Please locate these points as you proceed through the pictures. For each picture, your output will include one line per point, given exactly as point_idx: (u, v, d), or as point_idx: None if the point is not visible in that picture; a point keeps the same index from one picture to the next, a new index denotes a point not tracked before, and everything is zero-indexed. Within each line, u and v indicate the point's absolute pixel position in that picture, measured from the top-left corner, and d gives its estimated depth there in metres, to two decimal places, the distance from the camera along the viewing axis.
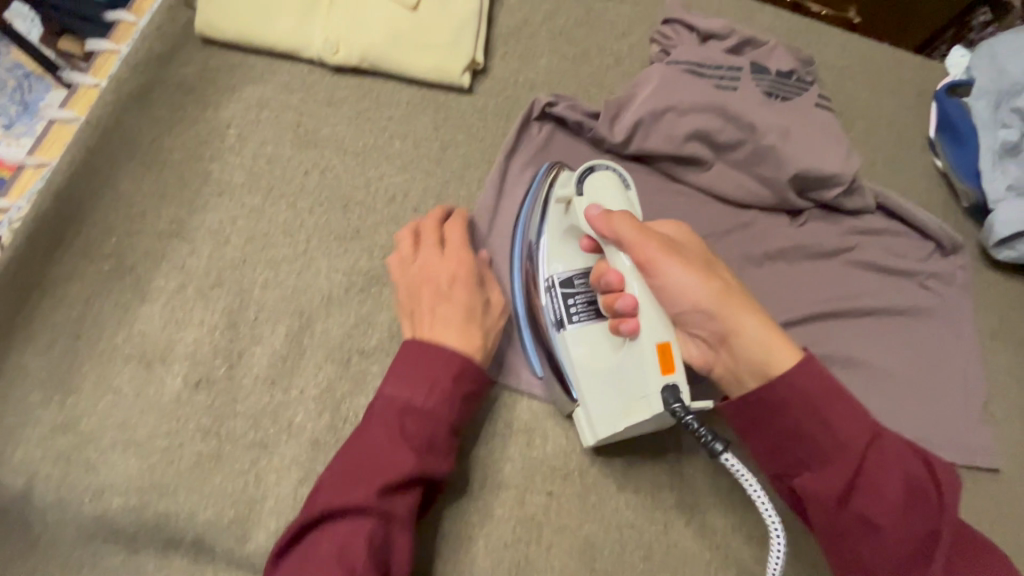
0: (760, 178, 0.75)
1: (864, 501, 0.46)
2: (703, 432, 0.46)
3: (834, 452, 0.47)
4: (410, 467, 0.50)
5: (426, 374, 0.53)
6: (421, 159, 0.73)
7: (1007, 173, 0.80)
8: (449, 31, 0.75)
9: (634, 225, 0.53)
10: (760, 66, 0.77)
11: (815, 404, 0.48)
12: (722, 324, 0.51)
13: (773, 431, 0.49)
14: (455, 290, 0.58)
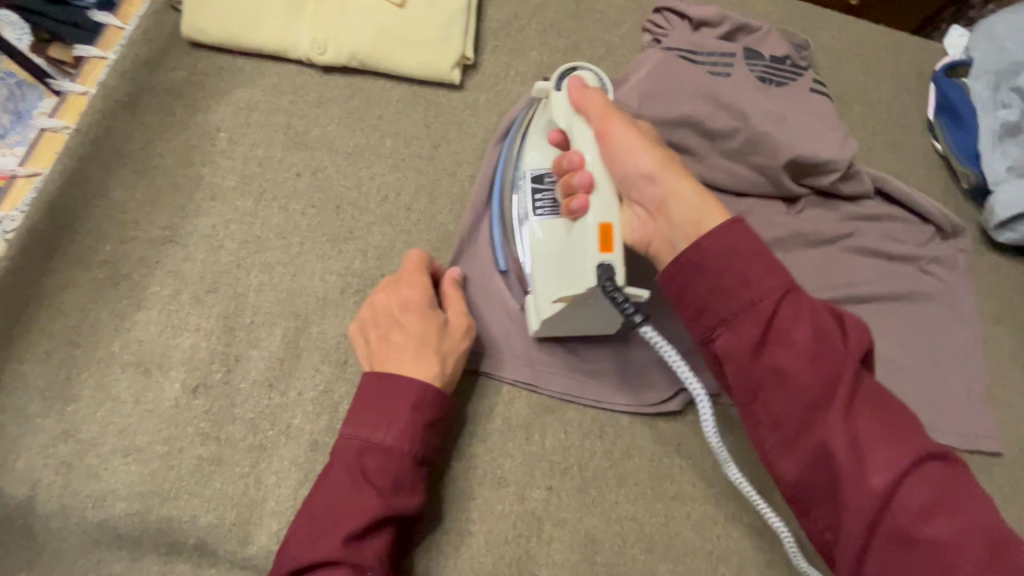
0: (755, 166, 0.74)
1: (775, 354, 0.45)
2: (626, 306, 0.47)
3: (749, 305, 0.46)
4: (374, 509, 0.49)
5: (383, 413, 0.52)
6: (413, 157, 0.73)
7: (1006, 154, 0.80)
8: (437, 27, 0.75)
9: (603, 103, 0.56)
10: (753, 52, 0.76)
11: (732, 260, 0.47)
12: (658, 192, 0.53)
13: (695, 291, 0.48)
14: (408, 318, 0.58)
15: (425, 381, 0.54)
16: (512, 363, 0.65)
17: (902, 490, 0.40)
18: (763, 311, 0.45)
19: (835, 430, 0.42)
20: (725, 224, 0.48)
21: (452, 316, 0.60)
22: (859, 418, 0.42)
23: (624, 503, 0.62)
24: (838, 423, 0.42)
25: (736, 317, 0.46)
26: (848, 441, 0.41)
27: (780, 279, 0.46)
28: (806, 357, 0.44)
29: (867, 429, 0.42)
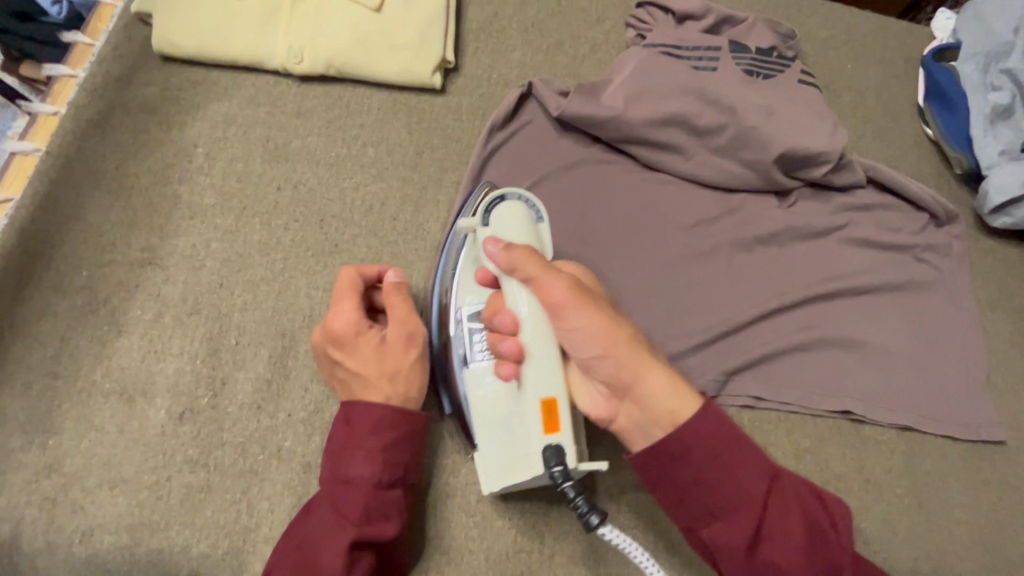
0: (744, 162, 0.73)
1: (772, 545, 0.44)
2: (579, 505, 0.44)
3: (738, 496, 0.45)
4: (346, 544, 0.47)
5: (346, 443, 0.51)
6: (396, 166, 0.71)
7: (998, 138, 0.79)
8: (416, 30, 0.73)
9: (540, 267, 0.48)
10: (739, 44, 0.75)
11: (721, 453, 0.45)
12: (619, 372, 0.47)
13: (681, 485, 0.46)
14: (342, 358, 0.55)
15: (375, 412, 0.52)
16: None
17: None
18: (755, 506, 0.44)
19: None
20: (704, 416, 0.45)
21: (391, 331, 0.55)
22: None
23: (626, 510, 0.61)
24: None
25: (729, 510, 0.45)
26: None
27: (764, 466, 0.45)
28: (802, 552, 0.44)
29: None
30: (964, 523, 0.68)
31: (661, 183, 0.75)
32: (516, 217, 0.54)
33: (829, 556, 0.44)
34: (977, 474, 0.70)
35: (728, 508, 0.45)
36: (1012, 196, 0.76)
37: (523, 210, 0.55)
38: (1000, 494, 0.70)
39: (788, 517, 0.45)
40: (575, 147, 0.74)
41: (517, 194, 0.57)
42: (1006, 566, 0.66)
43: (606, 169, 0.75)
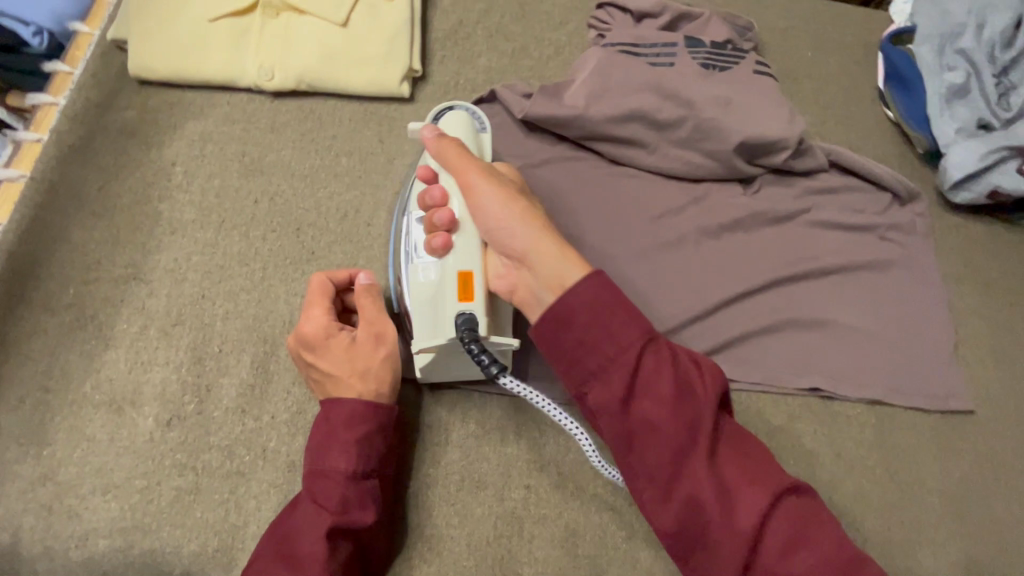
0: (706, 152, 0.75)
1: (644, 402, 0.49)
2: (482, 359, 0.49)
3: (615, 354, 0.49)
4: (324, 532, 0.50)
5: (323, 437, 0.53)
6: (369, 173, 0.74)
7: (955, 117, 0.81)
8: (381, 42, 0.76)
9: (457, 147, 0.56)
10: (694, 39, 0.77)
11: (601, 316, 0.50)
12: (507, 231, 0.53)
13: (567, 347, 0.50)
14: (314, 361, 0.57)
15: (348, 408, 0.54)
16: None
17: (766, 525, 0.46)
18: (630, 364, 0.49)
19: (703, 487, 0.47)
20: (586, 279, 0.50)
21: (361, 332, 0.59)
22: (719, 464, 0.48)
23: (602, 493, 0.63)
24: (705, 473, 0.47)
25: (607, 371, 0.49)
26: (715, 492, 0.47)
27: (641, 329, 0.50)
28: (670, 406, 0.49)
29: (728, 472, 0.48)
30: (936, 491, 0.70)
31: (627, 177, 0.77)
32: (459, 122, 0.63)
33: (694, 413, 0.49)
34: (947, 443, 0.72)
35: (607, 367, 0.50)
36: (970, 171, 0.78)
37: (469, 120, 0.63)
38: (971, 461, 0.71)
39: (661, 377, 0.49)
40: (541, 146, 0.77)
41: (465, 107, 0.64)
42: (977, 531, 0.68)
43: (573, 165, 0.77)
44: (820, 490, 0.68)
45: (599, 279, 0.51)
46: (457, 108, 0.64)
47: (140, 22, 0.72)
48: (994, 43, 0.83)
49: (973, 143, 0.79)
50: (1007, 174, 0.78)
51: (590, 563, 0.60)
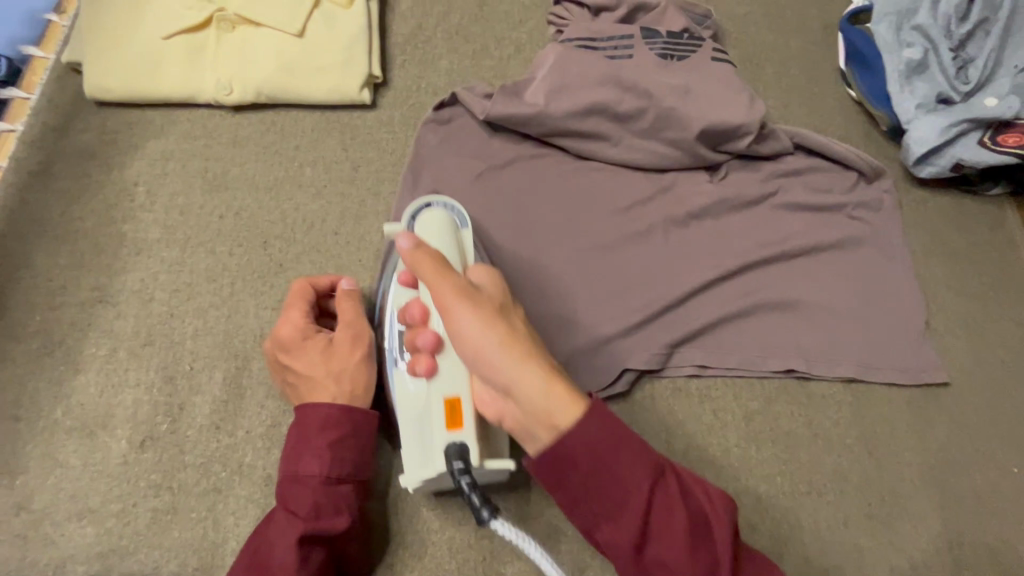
0: (669, 141, 0.76)
1: (657, 542, 0.45)
2: (472, 498, 0.47)
3: (621, 496, 0.46)
4: (298, 538, 0.50)
5: (295, 444, 0.54)
6: (334, 182, 0.74)
7: (915, 93, 0.82)
8: (339, 51, 0.76)
9: (434, 263, 0.50)
10: (650, 30, 0.78)
11: (605, 459, 0.46)
12: (493, 357, 0.47)
13: (573, 488, 0.47)
14: (289, 363, 0.58)
15: (324, 411, 0.55)
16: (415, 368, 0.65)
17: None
18: (640, 507, 0.45)
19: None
20: (583, 418, 0.46)
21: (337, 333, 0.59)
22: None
23: None
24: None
25: (615, 515, 0.46)
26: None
27: (648, 465, 0.46)
28: (685, 547, 0.45)
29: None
30: (914, 465, 0.70)
31: (592, 171, 0.77)
32: (439, 220, 0.60)
33: (709, 549, 0.45)
34: (923, 417, 0.73)
35: (615, 509, 0.46)
36: (932, 145, 0.79)
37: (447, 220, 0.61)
38: (947, 433, 0.72)
39: (672, 516, 0.45)
40: (506, 145, 0.77)
41: (441, 203, 0.63)
42: (957, 501, 0.69)
43: (539, 163, 0.77)
44: (799, 471, 0.69)
45: (600, 417, 0.46)
46: (434, 205, 0.63)
47: (94, 44, 0.72)
48: (949, 18, 0.84)
49: (932, 117, 0.80)
50: (968, 146, 0.79)
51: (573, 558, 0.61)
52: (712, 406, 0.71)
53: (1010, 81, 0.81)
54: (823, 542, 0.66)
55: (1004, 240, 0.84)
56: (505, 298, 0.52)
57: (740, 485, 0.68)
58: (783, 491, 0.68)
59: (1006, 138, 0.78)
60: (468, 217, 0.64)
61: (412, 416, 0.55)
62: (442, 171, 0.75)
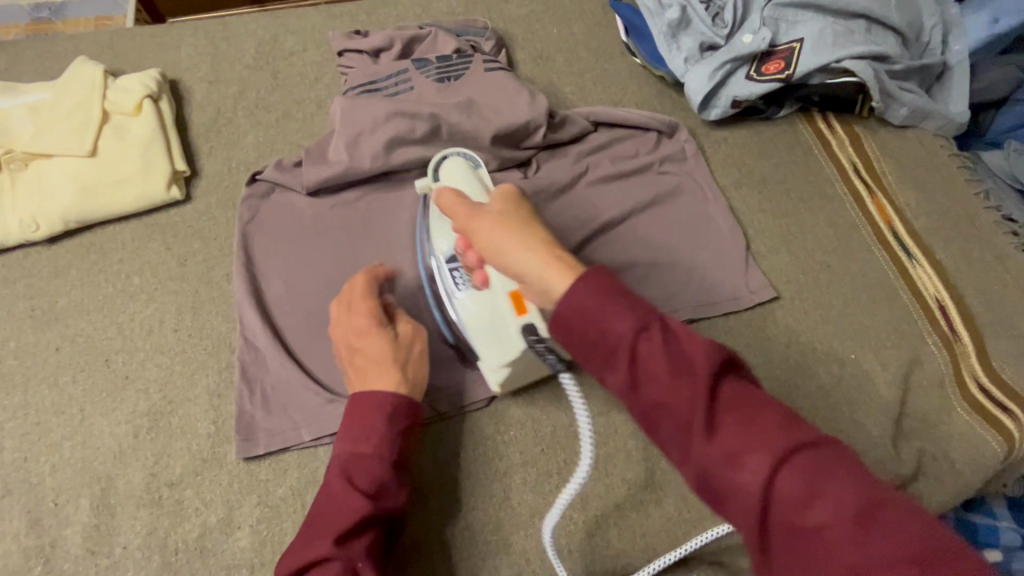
0: (469, 154, 0.81)
1: (649, 385, 0.45)
2: (551, 359, 0.62)
3: (607, 344, 0.46)
4: (363, 511, 0.56)
5: (364, 428, 0.59)
6: (165, 283, 0.76)
7: (682, 48, 0.89)
8: (136, 157, 0.78)
9: (446, 196, 0.60)
10: (421, 60, 0.83)
11: (589, 308, 0.47)
12: (502, 247, 0.53)
13: (571, 338, 0.48)
14: (364, 344, 0.64)
15: (390, 396, 0.60)
16: (283, 433, 0.68)
17: (779, 489, 0.40)
18: (626, 353, 0.45)
19: (708, 462, 0.42)
20: (572, 281, 0.48)
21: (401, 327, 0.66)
22: (721, 437, 0.42)
23: (462, 498, 0.67)
24: (709, 448, 0.42)
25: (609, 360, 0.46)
26: (721, 471, 0.42)
27: (631, 308, 0.46)
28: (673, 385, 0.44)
29: (731, 441, 0.42)
30: (764, 380, 0.76)
31: (411, 201, 0.81)
32: (462, 165, 0.70)
33: (698, 386, 0.44)
34: (763, 335, 0.79)
35: (608, 354, 0.46)
36: (706, 92, 0.87)
37: (463, 160, 0.71)
38: (787, 342, 0.78)
39: (661, 359, 0.45)
40: (323, 201, 0.81)
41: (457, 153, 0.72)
42: (807, 401, 0.75)
43: (361, 207, 0.81)
44: None
45: (585, 274, 0.48)
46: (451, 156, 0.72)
47: None
48: None
49: (700, 67, 0.87)
50: (739, 83, 0.87)
51: (465, 566, 0.64)
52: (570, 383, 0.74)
53: (759, 17, 0.89)
54: None
55: (803, 153, 0.91)
56: (514, 202, 0.57)
57: (611, 448, 0.71)
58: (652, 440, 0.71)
59: (768, 67, 0.86)
60: (480, 159, 0.72)
61: (483, 316, 0.65)
62: (271, 244, 0.78)
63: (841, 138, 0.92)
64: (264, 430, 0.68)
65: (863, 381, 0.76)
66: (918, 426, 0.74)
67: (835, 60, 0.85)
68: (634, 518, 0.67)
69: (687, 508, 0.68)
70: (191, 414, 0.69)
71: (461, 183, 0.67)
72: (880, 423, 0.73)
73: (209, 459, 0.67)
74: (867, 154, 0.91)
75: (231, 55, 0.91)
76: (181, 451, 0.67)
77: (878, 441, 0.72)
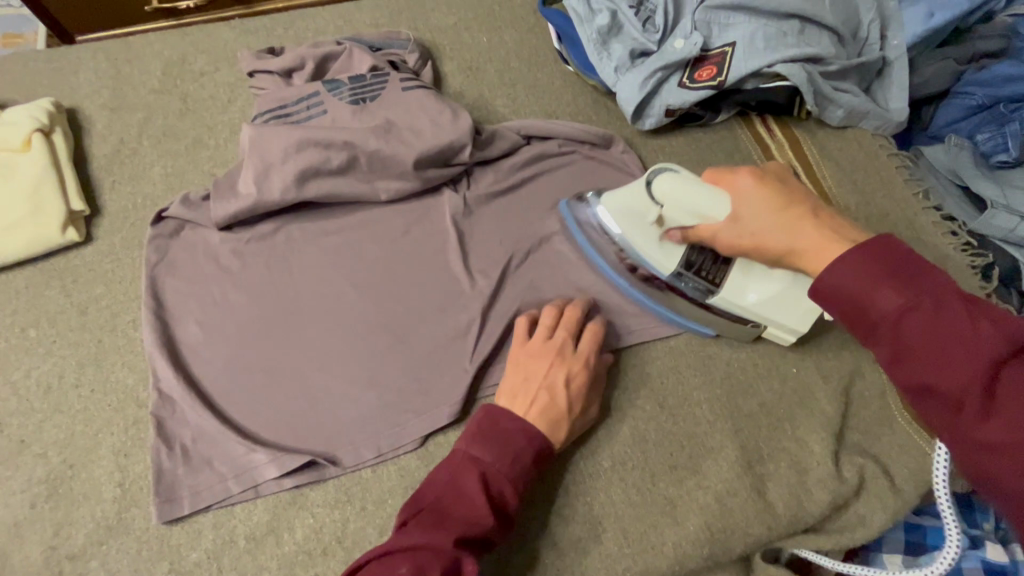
0: (391, 180, 0.77)
1: (914, 363, 0.44)
2: None
3: (872, 321, 0.47)
4: (487, 518, 0.56)
5: (507, 445, 0.60)
6: (64, 334, 0.70)
7: (613, 56, 0.86)
8: (25, 200, 0.72)
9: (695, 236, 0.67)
10: (334, 81, 0.78)
11: (857, 282, 0.48)
12: (780, 252, 0.60)
13: (838, 310, 0.49)
14: (573, 392, 0.66)
15: (546, 437, 0.62)
16: (199, 492, 0.63)
17: None
18: (890, 326, 0.46)
19: (981, 445, 0.41)
20: (846, 254, 0.49)
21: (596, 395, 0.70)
22: (1005, 421, 0.40)
23: None
24: (981, 428, 0.41)
25: (873, 334, 0.47)
26: (994, 456, 0.41)
27: (902, 284, 0.46)
28: (942, 363, 0.43)
29: (1014, 425, 0.40)
30: (705, 401, 0.73)
31: (332, 231, 0.77)
32: (676, 175, 0.68)
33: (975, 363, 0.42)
34: (705, 355, 0.76)
35: (873, 330, 0.47)
36: (639, 101, 0.83)
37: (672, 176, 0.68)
38: (728, 360, 0.75)
39: (928, 335, 0.44)
40: (237, 236, 0.76)
41: (660, 172, 0.70)
42: (750, 422, 0.72)
43: (279, 240, 0.76)
44: (601, 448, 0.70)
45: (852, 251, 0.49)
46: (657, 177, 0.70)
47: None
48: None
49: (631, 75, 0.84)
50: (671, 90, 0.84)
51: None
52: None
53: (689, 21, 0.86)
54: (637, 508, 0.67)
55: (742, 160, 0.89)
56: (759, 199, 0.60)
57: (548, 484, 0.68)
58: (589, 473, 0.69)
59: (700, 74, 0.83)
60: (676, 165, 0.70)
61: (763, 294, 0.71)
62: (182, 285, 0.73)
63: (781, 143, 0.90)
64: (177, 491, 0.63)
65: (806, 395, 0.74)
66: (862, 439, 0.72)
67: (766, 64, 0.82)
68: (572, 556, 0.65)
69: (627, 543, 0.66)
70: (94, 477, 0.64)
71: (692, 213, 0.66)
72: (823, 439, 0.72)
73: (115, 526, 0.62)
74: (806, 158, 0.89)
75: (136, 78, 0.85)
76: (82, 520, 0.62)
77: (822, 458, 0.71)
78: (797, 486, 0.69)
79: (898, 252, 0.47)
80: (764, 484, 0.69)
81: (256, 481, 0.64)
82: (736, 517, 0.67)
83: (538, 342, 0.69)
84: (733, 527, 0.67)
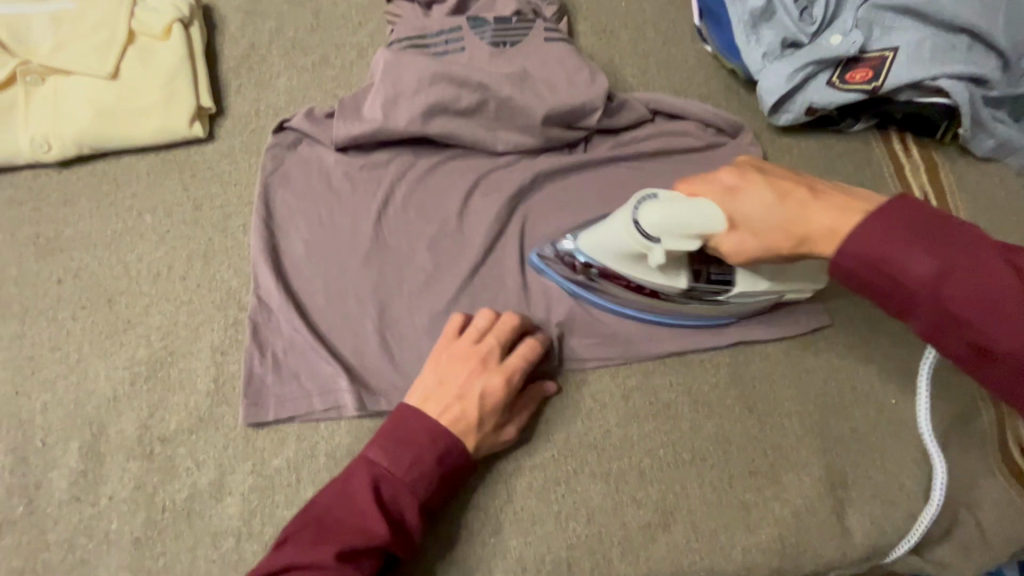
0: (516, 129, 0.75)
1: (966, 327, 0.47)
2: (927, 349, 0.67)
3: (908, 292, 0.48)
4: (375, 533, 0.54)
5: (407, 454, 0.58)
6: (177, 226, 0.71)
7: (762, 42, 0.81)
8: (160, 88, 0.72)
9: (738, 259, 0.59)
10: (478, 19, 0.77)
11: (884, 255, 0.49)
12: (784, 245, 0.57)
13: (870, 289, 0.50)
14: (487, 413, 0.61)
15: (457, 448, 0.59)
16: (285, 402, 0.64)
17: None
18: (931, 294, 0.47)
19: None
20: (866, 224, 0.50)
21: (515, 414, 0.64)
22: None
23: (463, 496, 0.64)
24: None
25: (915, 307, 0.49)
26: None
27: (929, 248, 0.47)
28: (992, 323, 0.46)
29: None
30: (796, 415, 0.70)
31: (447, 171, 0.75)
32: (657, 203, 0.60)
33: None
34: (801, 367, 0.73)
35: (912, 304, 0.49)
36: (781, 94, 0.80)
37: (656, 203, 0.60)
38: (824, 378, 0.72)
39: (970, 296, 0.46)
40: (350, 160, 0.75)
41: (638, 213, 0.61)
42: (838, 444, 0.70)
43: (391, 169, 0.75)
44: (682, 440, 0.68)
45: (870, 219, 0.50)
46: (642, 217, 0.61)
47: None
48: None
49: (780, 64, 0.80)
50: (818, 88, 0.80)
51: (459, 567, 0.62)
52: (589, 391, 0.69)
53: (852, 16, 0.81)
54: (711, 506, 0.66)
55: (873, 176, 0.84)
56: (769, 185, 0.58)
57: (626, 463, 0.67)
58: (667, 462, 0.67)
59: (853, 75, 0.79)
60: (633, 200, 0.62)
61: None
62: (290, 198, 0.73)
63: (917, 164, 0.84)
64: (265, 397, 0.64)
65: (903, 428, 0.71)
66: (956, 486, 0.68)
67: (930, 77, 0.77)
68: (639, 541, 0.64)
69: (694, 538, 0.65)
70: (191, 368, 0.66)
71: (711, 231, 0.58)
72: (914, 477, 0.69)
73: (205, 419, 0.64)
74: (941, 185, 0.83)
75: None
76: (177, 407, 0.64)
77: (910, 495, 0.68)
78: (876, 516, 0.67)
79: (918, 214, 0.49)
80: (844, 509, 0.67)
81: (339, 403, 0.64)
82: (808, 537, 0.66)
83: (460, 356, 0.63)
84: (806, 546, 0.66)
